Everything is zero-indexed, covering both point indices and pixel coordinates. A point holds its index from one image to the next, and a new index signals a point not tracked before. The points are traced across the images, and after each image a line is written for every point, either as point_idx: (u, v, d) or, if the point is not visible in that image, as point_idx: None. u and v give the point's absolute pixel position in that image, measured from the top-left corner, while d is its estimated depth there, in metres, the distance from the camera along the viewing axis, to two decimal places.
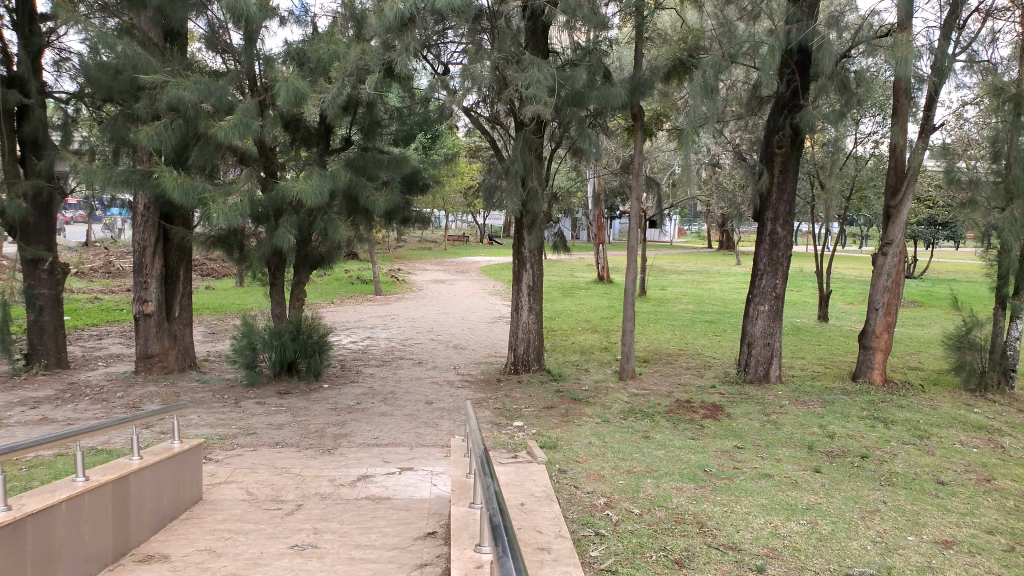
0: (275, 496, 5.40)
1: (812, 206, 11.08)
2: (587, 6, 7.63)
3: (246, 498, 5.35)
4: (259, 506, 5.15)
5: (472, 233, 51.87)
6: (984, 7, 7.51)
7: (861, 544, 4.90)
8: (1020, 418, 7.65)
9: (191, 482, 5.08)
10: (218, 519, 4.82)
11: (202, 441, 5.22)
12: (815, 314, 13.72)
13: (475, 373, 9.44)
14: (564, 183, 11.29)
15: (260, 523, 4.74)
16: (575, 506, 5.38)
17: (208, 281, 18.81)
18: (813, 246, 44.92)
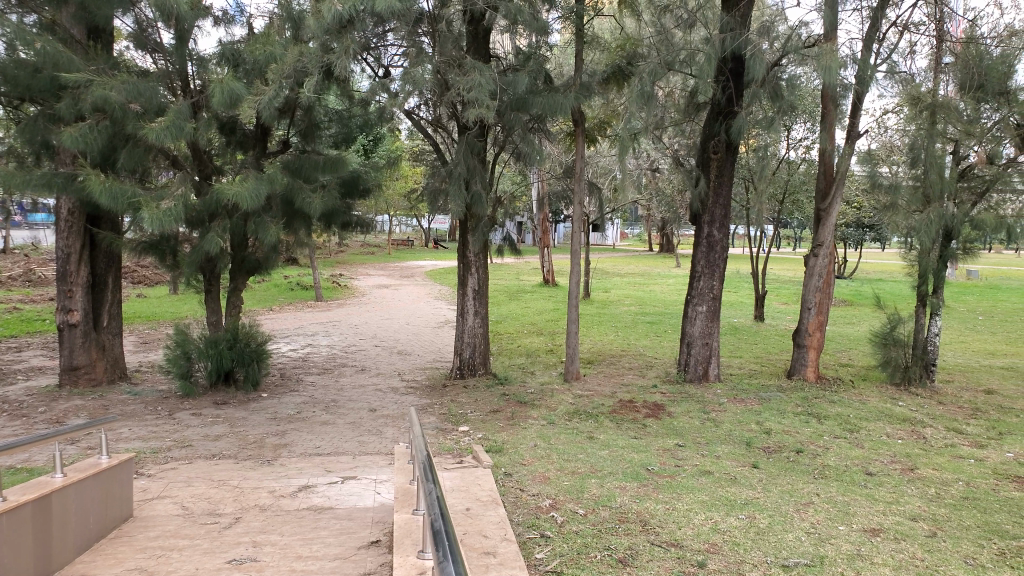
0: (212, 510, 5.23)
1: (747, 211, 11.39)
2: (528, 11, 7.71)
3: (180, 513, 5.15)
4: (195, 521, 4.97)
5: (421, 237, 51.50)
6: (901, 20, 7.91)
7: (796, 536, 5.07)
8: (939, 410, 8.08)
9: (123, 498, 4.88)
10: (150, 536, 4.61)
11: (134, 455, 4.98)
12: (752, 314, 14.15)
13: (420, 379, 9.37)
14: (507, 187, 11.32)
15: (196, 538, 4.57)
16: (521, 509, 5.40)
17: (139, 289, 18.13)
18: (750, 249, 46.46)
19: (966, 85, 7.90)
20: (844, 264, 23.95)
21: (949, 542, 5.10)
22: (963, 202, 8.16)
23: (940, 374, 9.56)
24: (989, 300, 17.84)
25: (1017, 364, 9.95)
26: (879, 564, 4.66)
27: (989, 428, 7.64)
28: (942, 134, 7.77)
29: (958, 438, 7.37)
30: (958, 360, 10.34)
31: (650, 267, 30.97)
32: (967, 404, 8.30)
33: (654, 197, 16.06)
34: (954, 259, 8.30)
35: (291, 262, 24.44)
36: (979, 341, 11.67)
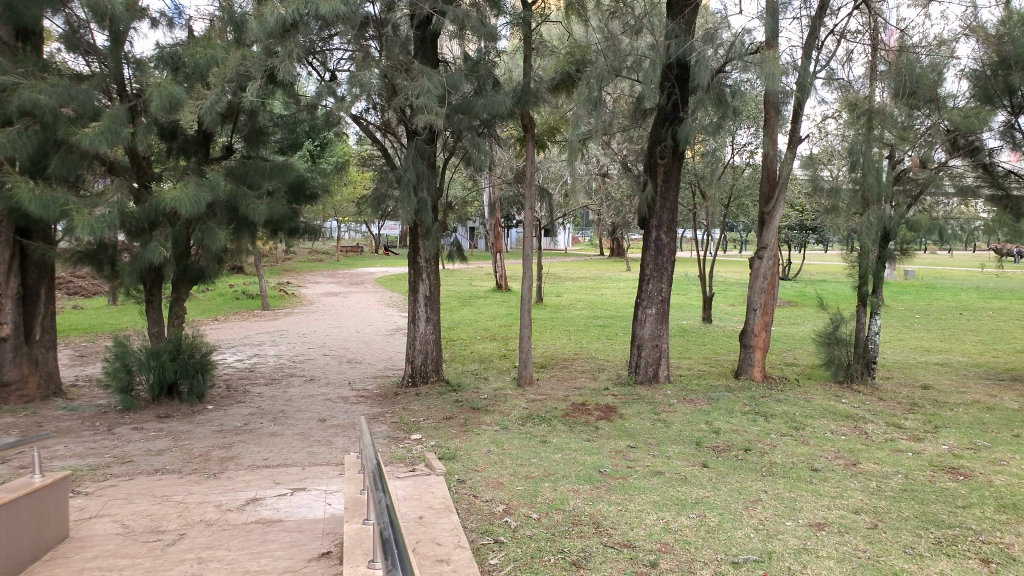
0: (154, 527, 5.05)
1: (695, 215, 11.59)
2: (475, 17, 7.82)
3: (121, 531, 4.96)
4: (137, 539, 4.80)
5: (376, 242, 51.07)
6: (838, 29, 8.13)
7: (745, 533, 5.18)
8: (880, 406, 8.34)
9: (59, 517, 4.67)
10: (89, 557, 4.42)
11: (69, 472, 4.77)
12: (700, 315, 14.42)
13: (371, 387, 9.25)
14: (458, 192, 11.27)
15: (138, 557, 4.40)
16: (475, 515, 5.38)
17: (75, 300, 17.48)
18: (701, 251, 47.49)
19: (900, 93, 8.11)
20: (789, 266, 24.69)
21: (889, 533, 5.27)
22: (898, 205, 8.43)
23: (880, 371, 9.89)
24: (923, 299, 18.63)
25: (950, 360, 10.37)
26: (824, 557, 4.79)
27: (926, 422, 7.93)
28: (880, 139, 7.98)
29: (897, 433, 7.64)
30: (896, 357, 10.71)
31: (602, 271, 31.40)
32: (905, 399, 8.60)
33: (604, 202, 16.25)
34: (892, 260, 8.51)
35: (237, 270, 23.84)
36: (915, 338, 12.14)
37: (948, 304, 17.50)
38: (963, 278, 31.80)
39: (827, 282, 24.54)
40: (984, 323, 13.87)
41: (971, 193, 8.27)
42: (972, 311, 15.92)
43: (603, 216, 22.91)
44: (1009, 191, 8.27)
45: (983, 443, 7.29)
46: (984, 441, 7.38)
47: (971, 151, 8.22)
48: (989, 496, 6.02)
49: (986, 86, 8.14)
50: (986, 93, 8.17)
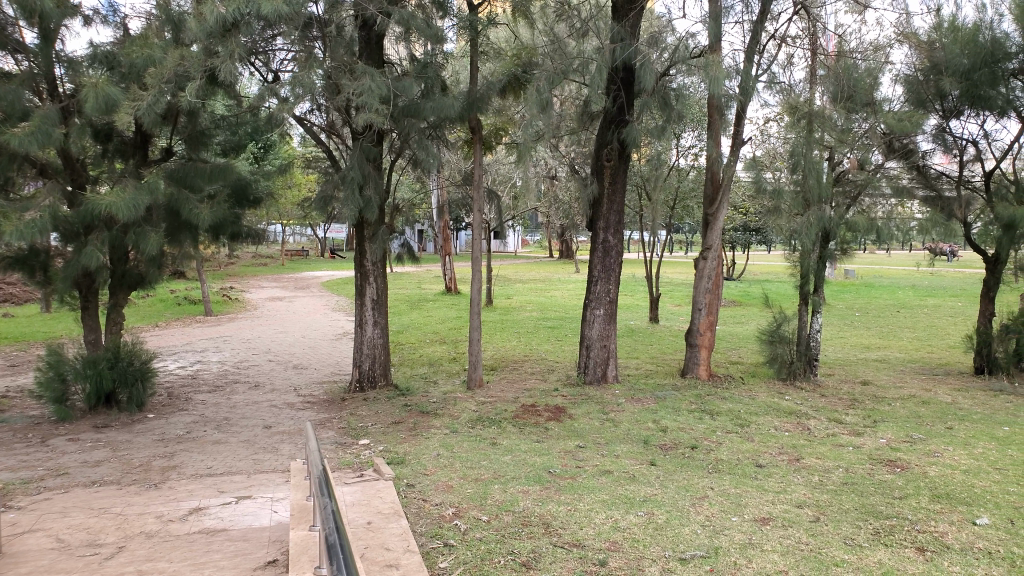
0: (91, 540, 4.89)
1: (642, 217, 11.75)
2: (420, 19, 7.86)
3: (55, 547, 4.78)
4: (73, 554, 4.63)
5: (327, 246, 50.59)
6: (779, 33, 8.24)
7: (692, 530, 5.26)
8: (821, 403, 8.57)
9: None
10: (20, 574, 4.24)
11: None
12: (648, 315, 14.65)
13: (318, 393, 9.14)
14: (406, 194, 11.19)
15: (72, 572, 4.24)
16: (424, 519, 5.36)
17: (5, 308, 16.82)
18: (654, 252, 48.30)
19: (840, 96, 8.27)
20: (734, 265, 25.30)
21: (830, 526, 5.42)
22: (837, 206, 8.37)
23: (821, 368, 10.14)
24: (861, 297, 19.29)
25: (888, 356, 10.72)
26: (769, 551, 4.90)
27: (865, 417, 8.17)
28: (820, 142, 7.92)
29: (838, 427, 7.85)
30: (837, 354, 11.00)
31: (556, 271, 31.65)
32: (846, 395, 8.84)
33: (553, 203, 16.38)
34: (833, 260, 8.34)
35: (180, 275, 23.20)
36: (856, 335, 12.51)
37: (885, 301, 18.15)
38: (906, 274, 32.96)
39: (772, 281, 25.16)
40: (921, 320, 14.38)
41: (907, 193, 8.72)
42: (908, 308, 16.54)
43: (554, 217, 23.05)
44: (941, 192, 8.80)
45: (918, 436, 7.56)
46: (919, 434, 7.65)
47: (905, 154, 8.62)
48: (924, 486, 6.24)
49: (919, 90, 8.51)
50: (918, 97, 8.52)
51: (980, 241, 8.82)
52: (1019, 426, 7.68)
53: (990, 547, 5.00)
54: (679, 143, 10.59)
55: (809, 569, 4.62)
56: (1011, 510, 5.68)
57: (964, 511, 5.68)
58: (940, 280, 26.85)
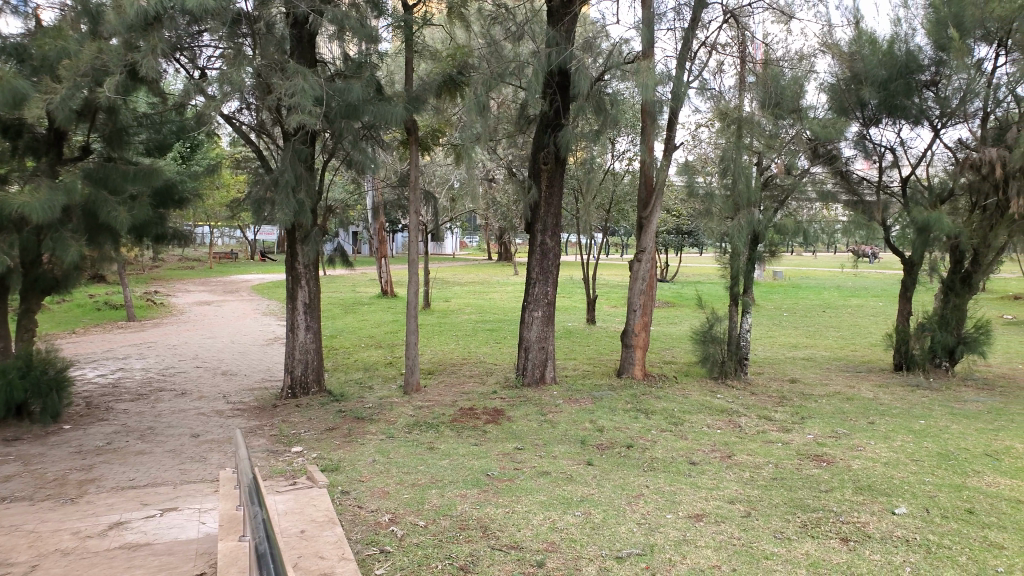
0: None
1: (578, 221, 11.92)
2: (354, 18, 7.76)
3: None
4: None
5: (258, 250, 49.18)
6: (709, 41, 8.34)
7: (628, 528, 5.33)
8: (751, 400, 8.83)
9: None
10: None
11: None
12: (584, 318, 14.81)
13: (249, 400, 8.87)
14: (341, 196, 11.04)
15: None
16: (359, 526, 5.26)
17: None
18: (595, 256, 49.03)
19: (767, 103, 8.34)
20: (667, 268, 25.91)
21: (761, 520, 5.57)
22: (766, 210, 8.53)
23: (751, 367, 10.46)
24: (788, 298, 20.05)
25: (814, 355, 11.13)
26: (702, 547, 5.01)
27: (794, 413, 8.44)
28: (748, 147, 8.13)
29: (768, 424, 8.10)
30: (766, 353, 11.36)
31: (494, 274, 31.71)
32: (774, 393, 9.14)
33: (491, 206, 16.44)
34: (761, 262, 8.55)
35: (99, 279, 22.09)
36: (783, 334, 12.96)
37: (810, 302, 18.92)
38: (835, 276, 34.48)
39: (705, 283, 25.89)
40: (843, 319, 15.03)
41: (831, 197, 9.11)
42: (832, 308, 17.26)
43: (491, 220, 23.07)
44: (863, 197, 9.27)
45: (843, 431, 7.86)
46: (844, 429, 7.96)
47: (829, 159, 8.96)
48: (848, 479, 6.49)
49: (842, 98, 8.79)
50: (840, 104, 8.81)
51: (898, 244, 9.16)
52: (933, 419, 8.10)
53: (908, 535, 5.25)
54: (614, 148, 10.75)
55: (741, 563, 4.74)
56: (927, 499, 5.97)
57: (884, 502, 5.94)
58: (860, 282, 28.27)
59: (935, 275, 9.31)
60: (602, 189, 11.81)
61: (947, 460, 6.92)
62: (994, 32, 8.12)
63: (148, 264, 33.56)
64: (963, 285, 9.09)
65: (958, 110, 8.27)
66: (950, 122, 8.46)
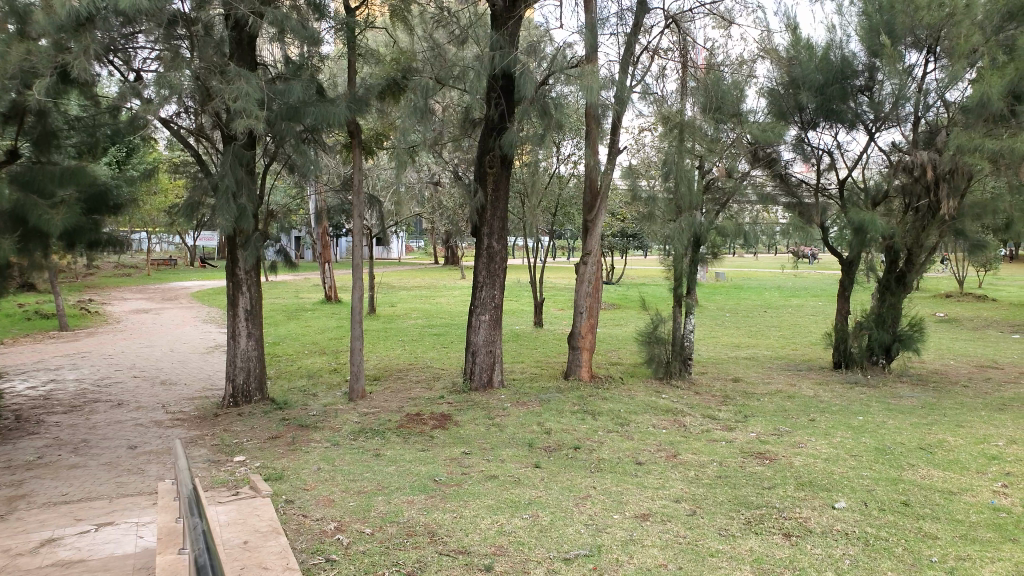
0: None
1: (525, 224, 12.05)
2: (295, 20, 7.61)
3: None
4: None
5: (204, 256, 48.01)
6: (651, 46, 8.41)
7: (575, 529, 5.38)
8: (695, 399, 8.99)
9: None
10: None
11: None
12: (532, 321, 14.88)
13: (189, 410, 8.70)
14: (283, 200, 10.94)
15: None
16: (304, 535, 5.20)
17: None
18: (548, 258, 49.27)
19: (708, 107, 8.36)
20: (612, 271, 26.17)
21: (706, 518, 5.66)
22: (708, 212, 8.70)
23: (695, 367, 10.63)
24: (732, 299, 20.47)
25: (756, 354, 11.38)
26: (648, 546, 5.07)
27: (736, 412, 8.60)
28: (691, 151, 8.18)
29: (712, 423, 8.23)
30: (710, 353, 11.57)
31: (444, 279, 31.58)
32: (717, 392, 9.31)
33: (437, 211, 16.45)
34: (703, 264, 8.69)
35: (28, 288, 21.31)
36: (726, 335, 13.20)
37: (752, 302, 19.30)
38: (785, 275, 35.25)
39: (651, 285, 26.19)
40: (786, 319, 15.41)
41: (770, 200, 9.26)
42: (774, 308, 17.66)
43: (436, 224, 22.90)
44: (802, 199, 9.45)
45: (784, 428, 8.03)
46: (786, 426, 8.13)
47: (768, 163, 9.17)
48: (790, 476, 6.64)
49: (780, 103, 9.08)
50: (779, 109, 9.10)
51: (835, 244, 9.43)
52: (870, 415, 8.34)
53: (847, 529, 5.39)
54: (559, 152, 10.87)
55: (686, 561, 4.82)
56: (865, 493, 6.15)
57: (824, 497, 6.08)
58: (802, 282, 28.99)
59: (872, 275, 9.60)
60: (548, 192, 11.93)
61: (884, 454, 7.13)
62: (924, 39, 8.38)
63: (84, 272, 32.40)
64: (897, 284, 9.34)
65: (891, 114, 8.47)
66: (884, 127, 8.69)
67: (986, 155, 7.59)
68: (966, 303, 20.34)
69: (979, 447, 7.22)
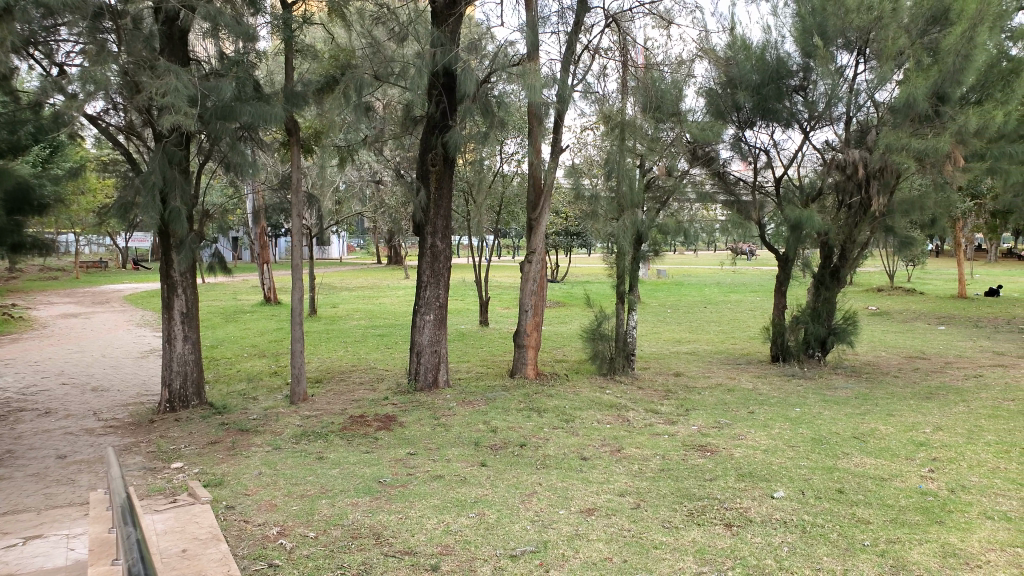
0: None
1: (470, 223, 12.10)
2: (229, 15, 7.32)
3: None
4: None
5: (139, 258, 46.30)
6: (592, 45, 8.45)
7: (522, 526, 5.40)
8: (637, 394, 9.14)
9: None
10: None
11: None
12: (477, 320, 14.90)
13: (123, 417, 8.43)
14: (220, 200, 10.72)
15: None
16: (246, 541, 5.07)
17: None
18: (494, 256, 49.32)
19: (648, 107, 8.50)
20: (557, 269, 26.38)
21: (650, 511, 5.75)
22: (650, 210, 8.83)
23: (639, 362, 10.80)
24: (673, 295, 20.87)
25: (697, 349, 11.63)
26: (594, 540, 5.13)
27: (678, 406, 8.77)
28: (632, 151, 8.23)
29: (655, 417, 8.36)
30: (653, 349, 11.77)
31: (390, 279, 31.26)
32: (660, 386, 9.49)
33: (380, 210, 16.34)
34: (646, 261, 8.79)
35: None
36: (668, 331, 13.43)
37: (694, 298, 19.70)
38: (731, 270, 36.03)
39: (594, 283, 26.42)
40: (724, 314, 15.80)
41: (709, 198, 9.51)
42: (714, 304, 18.05)
43: (380, 223, 22.69)
44: (739, 197, 9.67)
45: (725, 421, 8.22)
46: (726, 419, 8.32)
47: (707, 161, 9.33)
48: (731, 468, 6.79)
49: (718, 102, 9.25)
50: (717, 109, 9.27)
51: (772, 241, 9.69)
52: (807, 406, 8.60)
53: (785, 517, 5.54)
54: (503, 150, 10.93)
55: (631, 554, 4.89)
56: (803, 482, 6.33)
57: (764, 487, 6.24)
58: (743, 278, 29.62)
59: (807, 270, 9.88)
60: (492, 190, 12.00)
61: (820, 445, 7.35)
62: (855, 41, 8.64)
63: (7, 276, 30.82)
64: (832, 279, 9.63)
65: (825, 113, 8.73)
66: (817, 126, 8.95)
67: (912, 154, 7.91)
68: (896, 296, 21.20)
69: (909, 435, 7.52)
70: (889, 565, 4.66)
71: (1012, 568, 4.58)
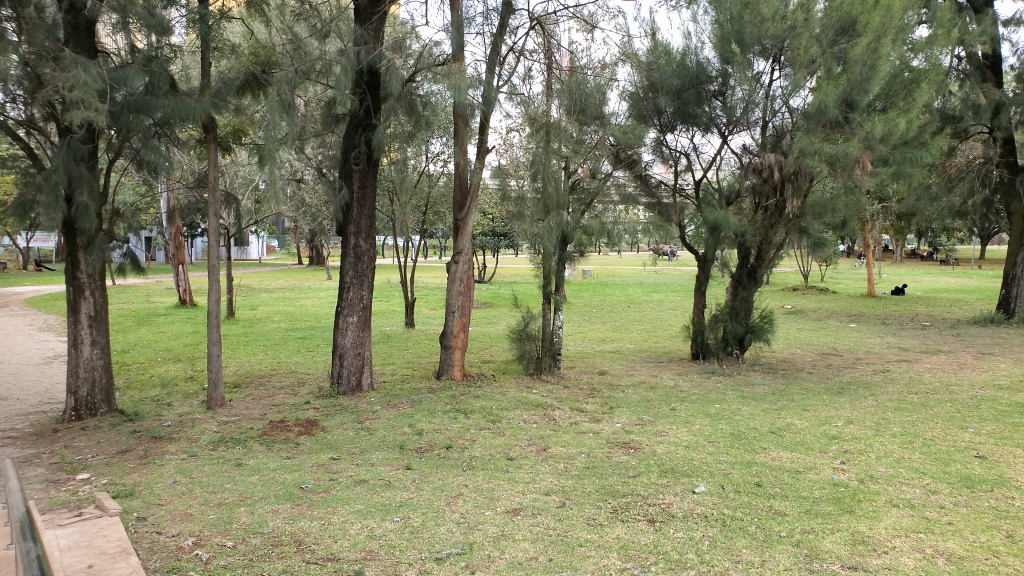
0: None
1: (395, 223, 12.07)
2: (142, 7, 7.07)
3: None
4: None
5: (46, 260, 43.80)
6: (517, 47, 8.50)
7: (447, 528, 5.36)
8: (563, 394, 9.24)
9: None
10: None
11: None
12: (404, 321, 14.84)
13: (23, 428, 7.97)
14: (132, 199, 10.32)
15: None
16: (158, 554, 4.87)
17: None
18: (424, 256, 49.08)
19: (573, 109, 8.64)
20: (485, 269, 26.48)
21: (575, 509, 5.81)
22: (574, 212, 8.95)
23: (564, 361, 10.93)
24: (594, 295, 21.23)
25: (622, 348, 11.83)
26: (519, 540, 5.15)
27: (602, 404, 8.89)
28: (556, 152, 8.44)
29: (579, 416, 8.47)
30: (578, 348, 11.91)
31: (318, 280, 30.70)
32: (585, 385, 9.61)
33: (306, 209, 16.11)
34: (571, 262, 8.90)
35: None
36: (594, 330, 13.62)
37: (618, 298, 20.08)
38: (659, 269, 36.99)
39: (520, 283, 26.63)
40: (647, 313, 16.17)
41: (632, 199, 9.68)
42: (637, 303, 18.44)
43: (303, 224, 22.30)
44: (660, 199, 9.91)
45: (648, 418, 8.38)
46: (648, 416, 8.47)
47: (630, 164, 9.53)
48: (653, 464, 6.91)
49: (640, 106, 9.46)
50: (639, 112, 9.48)
51: (692, 242, 9.96)
52: (727, 402, 8.85)
53: (705, 512, 5.67)
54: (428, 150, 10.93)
55: (555, 552, 4.92)
56: (722, 477, 6.50)
57: (685, 482, 6.38)
58: (667, 277, 30.26)
59: (726, 270, 10.20)
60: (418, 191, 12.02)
61: (739, 440, 7.57)
62: (770, 48, 8.99)
63: None
64: (748, 278, 9.98)
65: (742, 118, 9.09)
66: (735, 130, 9.30)
67: (824, 158, 8.28)
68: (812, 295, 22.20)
69: (823, 428, 7.82)
70: (803, 554, 4.82)
71: (914, 553, 4.80)
